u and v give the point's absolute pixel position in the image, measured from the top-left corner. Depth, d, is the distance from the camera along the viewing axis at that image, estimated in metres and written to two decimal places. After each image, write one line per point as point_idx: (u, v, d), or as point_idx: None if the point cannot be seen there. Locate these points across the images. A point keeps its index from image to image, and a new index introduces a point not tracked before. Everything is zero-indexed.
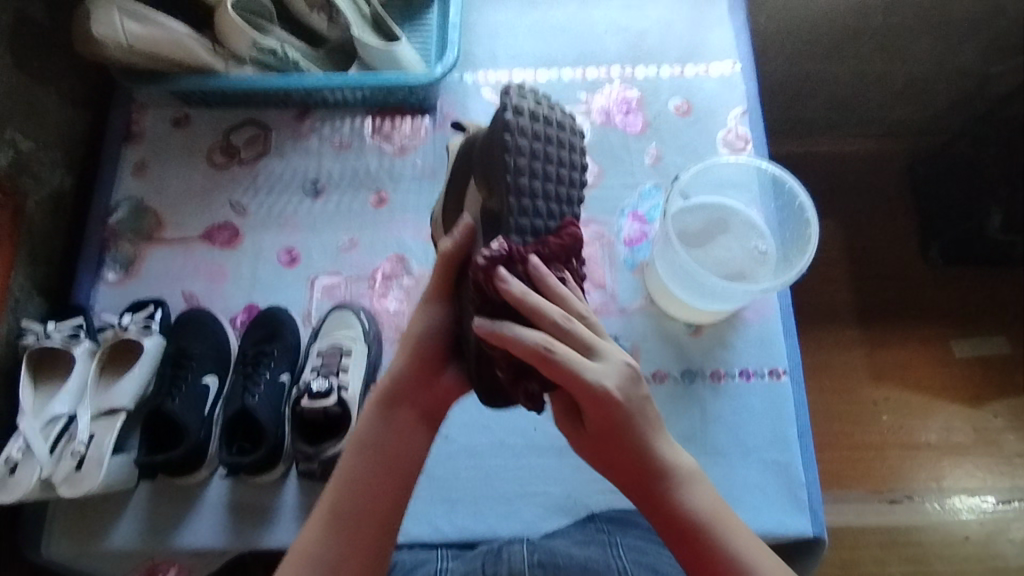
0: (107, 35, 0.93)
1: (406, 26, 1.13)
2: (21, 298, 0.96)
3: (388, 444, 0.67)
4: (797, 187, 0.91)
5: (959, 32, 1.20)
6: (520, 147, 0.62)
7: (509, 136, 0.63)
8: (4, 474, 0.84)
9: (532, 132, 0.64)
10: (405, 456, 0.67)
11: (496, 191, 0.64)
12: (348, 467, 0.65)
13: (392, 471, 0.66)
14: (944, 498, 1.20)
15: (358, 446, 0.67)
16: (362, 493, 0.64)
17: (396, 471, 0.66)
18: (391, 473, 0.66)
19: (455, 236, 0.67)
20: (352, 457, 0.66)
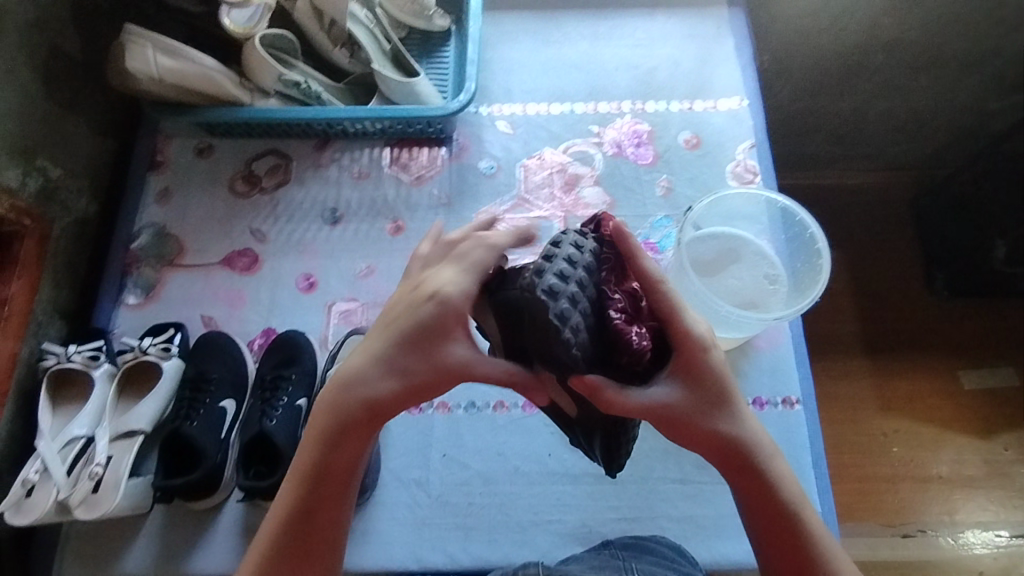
0: (141, 70, 0.97)
1: (424, 61, 1.17)
2: (43, 321, 0.98)
3: (335, 464, 0.66)
4: (807, 219, 0.93)
5: (957, 71, 1.24)
6: (574, 326, 0.55)
7: (562, 324, 0.54)
8: (22, 496, 0.84)
9: (575, 301, 0.56)
10: (347, 475, 0.67)
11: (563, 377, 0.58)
12: (297, 492, 0.66)
13: (340, 486, 0.67)
14: (957, 532, 1.19)
15: (304, 475, 0.66)
16: (303, 514, 0.66)
17: (337, 486, 0.67)
18: (335, 495, 0.67)
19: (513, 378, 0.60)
20: (298, 484, 0.66)
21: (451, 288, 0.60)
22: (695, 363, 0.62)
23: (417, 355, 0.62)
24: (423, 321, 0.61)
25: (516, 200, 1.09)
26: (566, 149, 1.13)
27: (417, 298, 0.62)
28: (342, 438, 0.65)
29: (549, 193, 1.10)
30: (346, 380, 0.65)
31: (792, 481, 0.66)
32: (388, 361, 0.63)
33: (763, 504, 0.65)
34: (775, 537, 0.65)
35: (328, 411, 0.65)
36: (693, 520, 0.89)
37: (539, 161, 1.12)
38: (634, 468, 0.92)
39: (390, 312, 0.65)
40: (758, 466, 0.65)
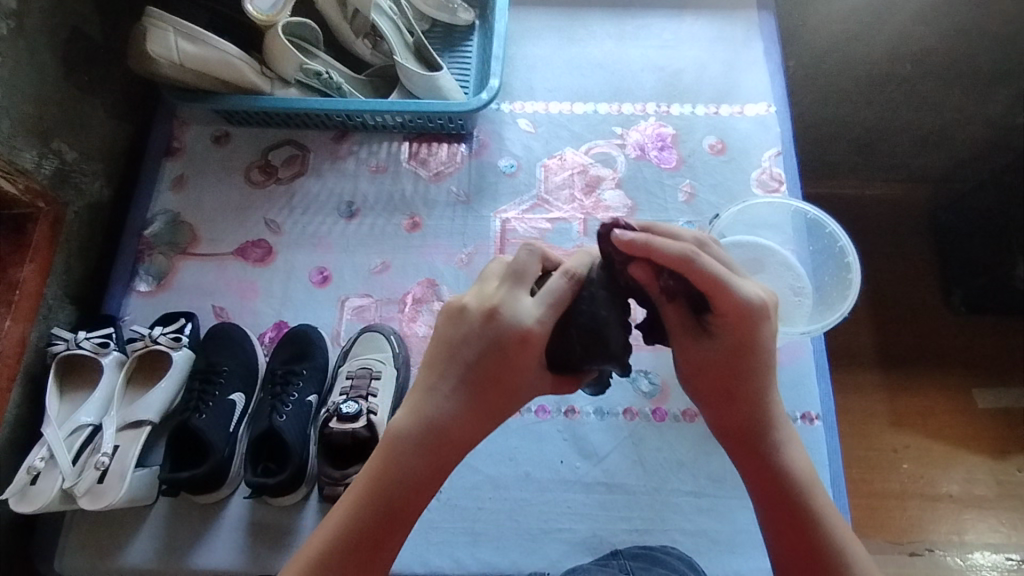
0: (162, 55, 0.95)
1: (446, 56, 1.15)
2: (53, 306, 0.97)
3: (406, 499, 0.62)
4: (840, 231, 0.92)
5: (987, 84, 1.20)
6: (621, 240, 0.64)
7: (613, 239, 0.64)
8: (26, 484, 0.83)
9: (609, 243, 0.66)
10: (420, 509, 0.63)
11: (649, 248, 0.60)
12: (371, 486, 0.61)
13: (404, 523, 0.62)
14: (966, 553, 1.15)
15: (379, 471, 0.62)
16: (365, 539, 0.61)
17: (405, 520, 0.62)
18: (398, 526, 0.62)
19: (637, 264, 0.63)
20: (382, 459, 0.62)
21: (540, 322, 0.61)
22: (741, 329, 0.61)
23: (497, 386, 0.62)
24: (510, 351, 0.61)
25: (535, 200, 1.07)
26: (588, 150, 1.10)
27: (501, 332, 0.61)
28: (427, 475, 0.62)
29: (569, 194, 1.08)
30: (428, 422, 0.62)
31: (805, 465, 0.65)
32: (472, 396, 0.62)
33: (764, 478, 0.64)
34: (775, 508, 0.63)
35: (411, 453, 0.62)
36: (705, 534, 0.87)
37: (560, 161, 1.10)
38: (647, 479, 0.90)
39: (463, 348, 0.62)
40: (764, 441, 0.64)
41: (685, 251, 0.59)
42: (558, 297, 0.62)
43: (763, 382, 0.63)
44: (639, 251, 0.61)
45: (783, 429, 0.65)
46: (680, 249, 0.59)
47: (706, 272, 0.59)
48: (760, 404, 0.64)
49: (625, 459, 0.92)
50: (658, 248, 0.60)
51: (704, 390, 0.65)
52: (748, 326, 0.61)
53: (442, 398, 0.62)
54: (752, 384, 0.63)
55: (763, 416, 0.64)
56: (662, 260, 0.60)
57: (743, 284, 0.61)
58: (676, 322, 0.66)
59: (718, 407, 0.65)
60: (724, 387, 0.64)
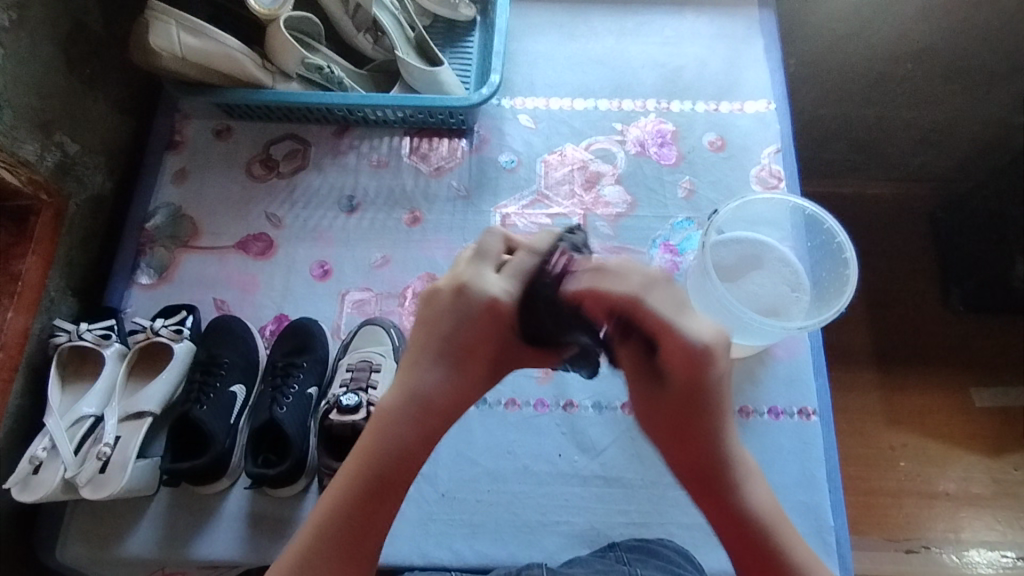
0: (164, 48, 0.96)
1: (448, 51, 1.16)
2: (55, 298, 0.97)
3: (397, 471, 0.61)
4: (836, 226, 0.91)
5: (987, 83, 1.20)
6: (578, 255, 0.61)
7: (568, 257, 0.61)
8: (28, 473, 0.84)
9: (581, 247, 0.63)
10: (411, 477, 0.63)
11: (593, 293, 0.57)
12: (339, 515, 0.61)
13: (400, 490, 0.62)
14: (962, 550, 1.15)
15: (331, 513, 0.61)
16: (348, 534, 0.61)
17: (395, 494, 0.62)
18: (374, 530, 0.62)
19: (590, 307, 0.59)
20: (341, 492, 0.62)
21: (508, 292, 0.57)
22: (692, 374, 0.57)
23: (475, 356, 0.60)
24: (482, 323, 0.58)
25: (535, 195, 1.08)
26: (588, 146, 1.11)
27: (470, 306, 0.58)
28: (418, 446, 0.61)
29: (569, 190, 1.08)
30: (415, 397, 0.60)
31: (765, 499, 0.63)
32: (451, 367, 0.60)
33: (725, 520, 0.62)
34: (745, 556, 0.62)
35: (398, 427, 0.60)
36: (702, 528, 0.88)
37: (560, 157, 1.10)
38: (645, 472, 0.91)
39: (435, 323, 0.59)
40: (723, 484, 0.62)
41: (631, 293, 0.55)
42: (529, 267, 0.59)
43: (720, 423, 0.60)
44: (587, 298, 0.57)
45: (741, 467, 0.63)
46: (628, 289, 0.56)
47: (655, 315, 0.55)
48: (716, 445, 0.61)
49: (623, 453, 0.92)
50: (606, 292, 0.56)
51: (662, 437, 0.62)
52: (695, 372, 0.57)
53: (423, 371, 0.60)
54: (709, 426, 0.60)
55: (722, 456, 0.61)
56: (612, 303, 0.57)
57: (692, 324, 0.56)
58: (631, 365, 0.61)
59: (676, 454, 0.62)
60: (681, 430, 0.60)
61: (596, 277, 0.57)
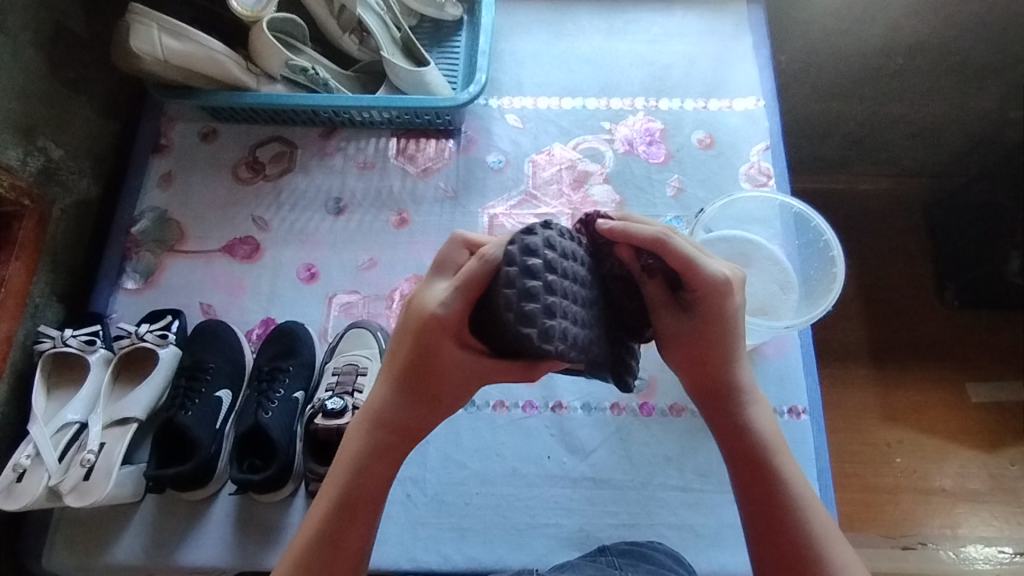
0: (145, 51, 0.95)
1: (434, 51, 1.15)
2: (40, 303, 0.97)
3: (360, 490, 0.66)
4: (824, 225, 0.91)
5: (978, 77, 1.19)
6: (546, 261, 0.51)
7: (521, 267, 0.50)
8: (13, 481, 0.83)
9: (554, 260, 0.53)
10: (377, 497, 0.66)
11: (624, 234, 0.60)
12: (324, 523, 0.65)
13: (368, 508, 0.66)
14: (959, 547, 1.15)
15: (316, 534, 0.65)
16: (330, 538, 0.65)
17: (367, 511, 0.66)
18: (349, 548, 0.65)
19: (617, 241, 0.61)
20: (327, 514, 0.66)
21: (441, 306, 0.59)
22: (717, 306, 0.63)
23: (428, 374, 0.64)
24: (425, 338, 0.61)
25: (523, 195, 1.07)
26: (576, 146, 1.10)
27: (417, 324, 0.62)
28: (374, 462, 0.66)
29: (558, 190, 1.07)
30: (373, 411, 0.67)
31: (772, 430, 0.68)
32: (404, 387, 0.65)
33: (732, 435, 0.67)
34: (747, 480, 0.66)
35: (358, 438, 0.67)
36: (692, 528, 0.87)
37: (548, 156, 1.09)
38: (636, 473, 0.91)
39: (398, 340, 0.65)
40: (732, 403, 0.68)
41: (658, 234, 0.60)
42: (465, 282, 0.57)
43: (737, 343, 0.66)
44: (618, 237, 0.61)
45: (750, 393, 0.69)
46: (654, 232, 0.60)
47: (681, 253, 0.60)
48: (731, 367, 0.67)
49: (613, 455, 0.92)
50: (635, 232, 0.60)
51: (683, 360, 0.67)
52: (720, 303, 0.63)
53: (384, 389, 0.67)
54: (726, 352, 0.66)
55: (734, 378, 0.67)
56: (639, 245, 0.61)
57: (713, 262, 0.63)
58: (658, 298, 0.65)
59: (696, 372, 0.67)
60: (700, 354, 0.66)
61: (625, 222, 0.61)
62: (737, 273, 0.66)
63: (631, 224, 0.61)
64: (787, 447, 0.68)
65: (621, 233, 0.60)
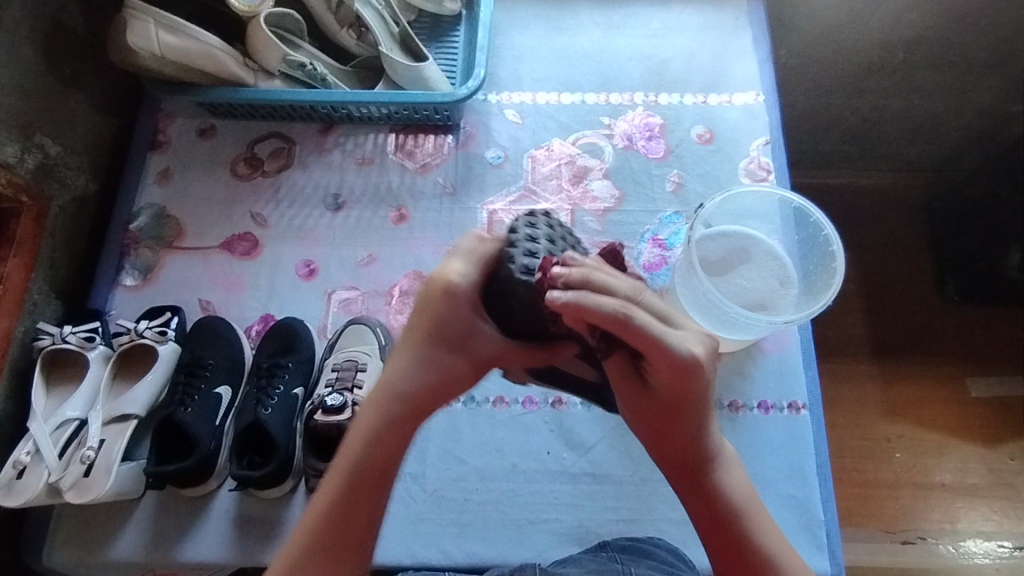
0: (142, 46, 0.95)
1: (433, 46, 1.14)
2: (39, 301, 0.96)
3: (370, 466, 0.63)
4: (822, 219, 0.90)
5: (980, 71, 1.18)
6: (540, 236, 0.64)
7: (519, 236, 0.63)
8: (12, 478, 0.83)
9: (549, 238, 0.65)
10: (386, 476, 0.64)
11: (581, 305, 0.55)
12: (332, 505, 0.62)
13: (377, 487, 0.63)
14: (958, 541, 1.15)
15: (324, 516, 0.62)
16: (337, 517, 0.62)
17: (376, 488, 0.63)
18: (362, 523, 0.63)
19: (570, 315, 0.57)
20: (333, 498, 0.63)
21: (461, 277, 0.61)
22: (681, 383, 0.58)
23: (444, 346, 0.64)
24: (444, 307, 0.62)
25: (522, 191, 1.07)
26: (575, 141, 1.10)
27: (432, 295, 0.62)
28: (385, 434, 0.64)
29: (557, 185, 1.07)
30: (389, 384, 0.64)
31: (744, 492, 0.65)
32: (423, 358, 0.64)
33: (705, 508, 0.64)
34: (720, 549, 0.64)
35: (371, 411, 0.64)
36: (692, 523, 0.87)
37: (547, 152, 1.09)
38: (635, 468, 0.91)
39: (411, 316, 0.65)
40: (704, 474, 0.64)
41: (618, 311, 0.55)
42: (482, 255, 0.63)
43: (706, 415, 0.62)
44: (572, 313, 0.56)
45: (722, 460, 0.65)
46: (612, 309, 0.55)
47: (642, 332, 0.56)
48: (700, 438, 0.63)
49: (612, 450, 0.92)
50: (592, 308, 0.55)
51: (649, 430, 0.64)
52: (685, 381, 0.58)
53: (400, 360, 0.65)
54: (693, 424, 0.62)
55: (705, 449, 0.64)
56: (597, 321, 0.56)
57: (678, 337, 0.57)
58: (617, 372, 0.63)
59: (662, 443, 0.65)
60: (665, 423, 0.63)
61: (581, 292, 0.56)
62: (710, 342, 0.60)
63: (589, 298, 0.55)
64: (761, 505, 0.66)
65: (577, 303, 0.55)
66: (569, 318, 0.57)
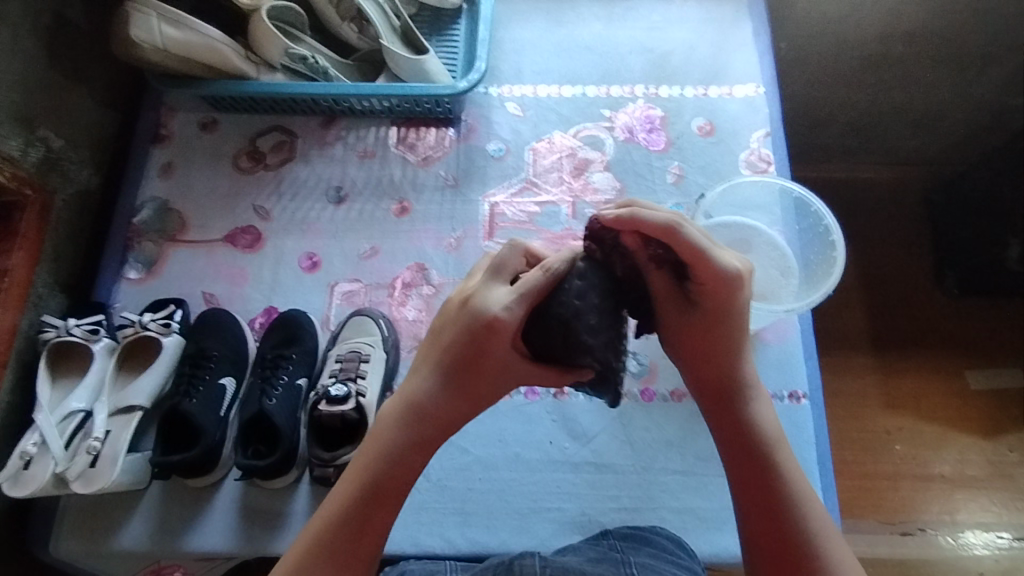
0: (145, 39, 0.95)
1: (434, 39, 1.15)
2: (43, 294, 0.97)
3: (390, 480, 0.64)
4: (823, 209, 0.91)
5: (977, 65, 1.19)
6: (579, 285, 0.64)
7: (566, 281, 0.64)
8: (19, 469, 0.84)
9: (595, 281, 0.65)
10: (404, 492, 0.65)
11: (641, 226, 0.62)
12: (345, 513, 0.63)
13: (395, 501, 0.65)
14: (958, 532, 1.16)
15: (339, 517, 0.63)
16: (352, 524, 0.63)
17: (391, 502, 0.64)
18: (373, 535, 0.64)
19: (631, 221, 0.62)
20: (350, 502, 0.64)
21: (506, 311, 0.61)
22: (720, 297, 0.64)
23: (475, 372, 0.64)
24: (481, 338, 0.62)
25: (523, 183, 1.07)
26: (576, 133, 1.10)
27: (473, 317, 0.62)
28: (409, 453, 0.65)
29: (558, 177, 1.08)
30: (414, 403, 0.66)
31: (773, 426, 0.68)
32: (450, 377, 0.65)
33: (733, 428, 0.68)
34: (739, 467, 0.67)
35: (393, 428, 0.66)
36: (694, 512, 0.88)
37: (548, 145, 1.10)
38: (637, 458, 0.91)
39: (445, 335, 0.65)
40: (734, 397, 0.68)
41: (666, 224, 0.61)
42: (532, 287, 0.62)
43: (740, 338, 0.67)
44: (626, 225, 0.62)
45: (755, 391, 0.69)
46: (664, 221, 0.61)
47: (690, 245, 0.60)
48: (733, 366, 0.68)
49: (614, 440, 0.92)
50: (644, 220, 0.61)
51: (687, 350, 0.69)
52: (723, 294, 0.64)
53: (427, 378, 0.66)
54: (728, 344, 0.67)
55: (738, 374, 0.68)
56: (648, 231, 0.62)
57: (723, 253, 0.63)
58: (662, 289, 0.67)
59: (699, 365, 0.69)
60: (703, 341, 0.67)
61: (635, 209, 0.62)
62: (748, 267, 0.66)
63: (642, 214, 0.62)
64: (786, 443, 0.68)
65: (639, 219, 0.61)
66: (624, 237, 0.64)
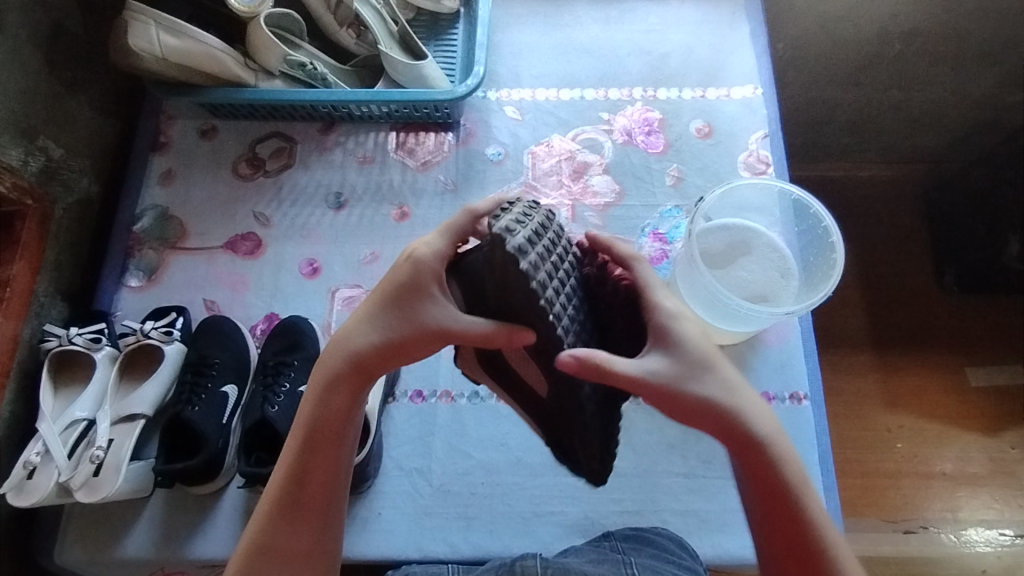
0: (144, 48, 0.95)
1: (432, 44, 1.15)
2: (44, 302, 0.97)
3: (324, 417, 0.66)
4: (822, 211, 0.91)
5: (974, 63, 1.19)
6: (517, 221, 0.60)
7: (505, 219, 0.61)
8: (23, 478, 0.84)
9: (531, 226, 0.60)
10: (339, 434, 0.66)
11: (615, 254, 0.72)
12: (294, 464, 0.66)
13: (333, 442, 0.66)
14: (960, 530, 1.16)
15: (289, 471, 0.66)
16: (298, 475, 0.66)
17: (330, 444, 0.66)
18: (319, 480, 0.66)
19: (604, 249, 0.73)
20: (296, 455, 0.66)
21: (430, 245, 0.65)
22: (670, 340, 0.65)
23: (396, 308, 0.64)
24: (409, 276, 0.64)
25: (523, 187, 1.07)
26: (575, 137, 1.10)
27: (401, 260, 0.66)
28: (336, 390, 0.65)
29: (557, 181, 1.08)
30: (344, 341, 0.66)
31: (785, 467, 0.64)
32: (375, 316, 0.65)
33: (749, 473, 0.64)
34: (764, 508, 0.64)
35: (326, 369, 0.67)
36: (697, 514, 0.88)
37: (547, 148, 1.10)
38: (640, 460, 0.91)
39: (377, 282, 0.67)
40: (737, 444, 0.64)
41: (630, 257, 0.71)
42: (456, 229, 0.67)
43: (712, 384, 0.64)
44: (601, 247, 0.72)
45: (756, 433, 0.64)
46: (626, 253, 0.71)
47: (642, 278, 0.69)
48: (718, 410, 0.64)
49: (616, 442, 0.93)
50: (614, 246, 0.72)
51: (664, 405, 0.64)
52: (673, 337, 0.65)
53: (355, 319, 0.67)
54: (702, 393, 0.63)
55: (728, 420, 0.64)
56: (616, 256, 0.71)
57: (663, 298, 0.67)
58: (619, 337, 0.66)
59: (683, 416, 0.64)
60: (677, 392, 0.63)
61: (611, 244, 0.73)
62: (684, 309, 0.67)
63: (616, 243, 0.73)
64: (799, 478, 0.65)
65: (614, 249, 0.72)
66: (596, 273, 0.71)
